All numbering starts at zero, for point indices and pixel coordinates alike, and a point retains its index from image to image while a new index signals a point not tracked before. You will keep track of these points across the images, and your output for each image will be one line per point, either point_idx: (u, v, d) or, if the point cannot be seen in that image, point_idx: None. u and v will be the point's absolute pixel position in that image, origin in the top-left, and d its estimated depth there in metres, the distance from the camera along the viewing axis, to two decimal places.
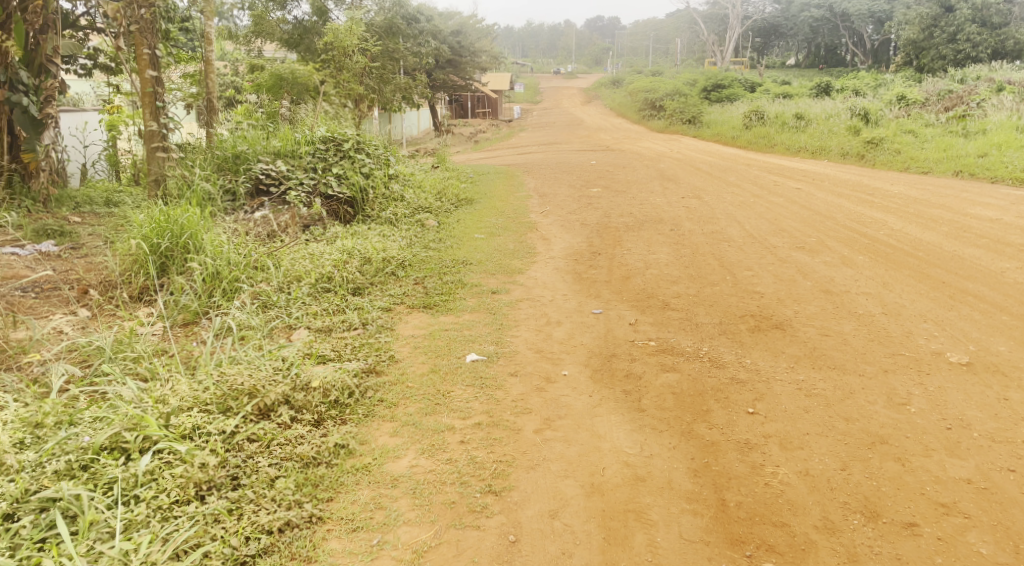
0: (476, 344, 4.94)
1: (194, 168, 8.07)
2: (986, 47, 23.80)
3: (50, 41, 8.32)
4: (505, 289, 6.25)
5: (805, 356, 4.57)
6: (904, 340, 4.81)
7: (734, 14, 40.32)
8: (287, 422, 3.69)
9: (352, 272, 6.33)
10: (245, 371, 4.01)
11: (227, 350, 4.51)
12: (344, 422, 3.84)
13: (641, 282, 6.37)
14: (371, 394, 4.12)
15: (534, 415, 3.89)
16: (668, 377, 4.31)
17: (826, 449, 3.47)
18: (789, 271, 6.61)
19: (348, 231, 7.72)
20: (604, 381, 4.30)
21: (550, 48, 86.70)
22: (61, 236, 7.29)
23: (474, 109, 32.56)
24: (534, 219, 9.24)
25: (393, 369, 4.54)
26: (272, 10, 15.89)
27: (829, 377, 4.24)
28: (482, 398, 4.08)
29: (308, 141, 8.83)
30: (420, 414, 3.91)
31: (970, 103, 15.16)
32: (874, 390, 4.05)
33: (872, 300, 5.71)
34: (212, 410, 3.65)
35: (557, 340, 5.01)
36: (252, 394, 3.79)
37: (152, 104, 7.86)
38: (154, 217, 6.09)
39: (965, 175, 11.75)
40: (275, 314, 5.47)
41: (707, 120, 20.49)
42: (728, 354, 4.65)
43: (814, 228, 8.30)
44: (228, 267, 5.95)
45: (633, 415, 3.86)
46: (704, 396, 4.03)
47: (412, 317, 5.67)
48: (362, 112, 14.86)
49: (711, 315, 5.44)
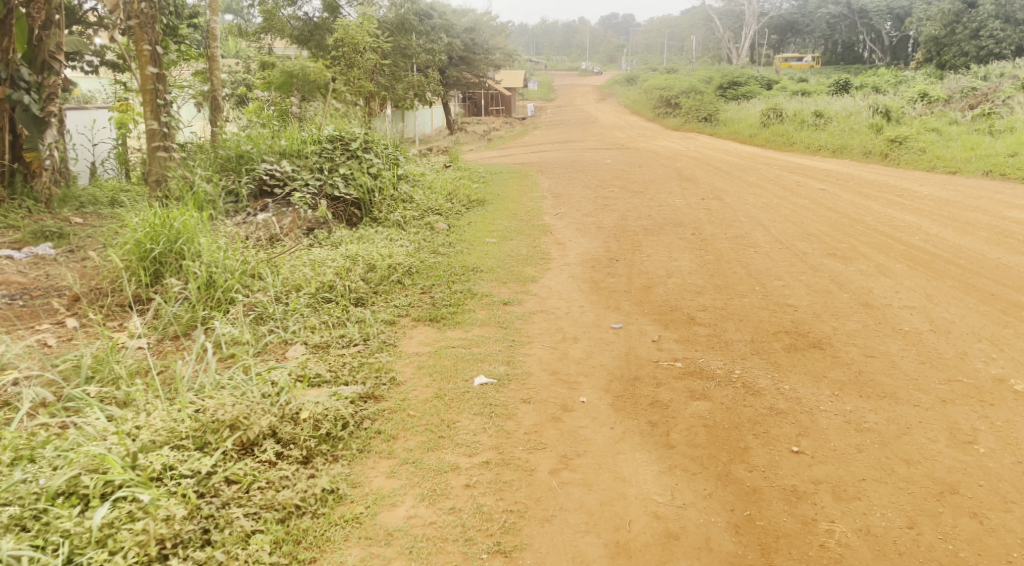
0: (486, 364, 4.51)
1: (196, 169, 7.69)
2: (1011, 43, 22.97)
3: (53, 38, 7.94)
4: (517, 300, 5.82)
5: (851, 382, 4.11)
6: (959, 364, 4.35)
7: (750, 11, 39.63)
8: (271, 460, 3.29)
9: (355, 280, 5.91)
10: (228, 399, 3.59)
11: (212, 372, 4.08)
12: (335, 460, 3.42)
13: (663, 292, 5.92)
14: (367, 425, 3.69)
15: (549, 452, 3.45)
16: (698, 406, 3.86)
17: (887, 501, 3.03)
18: (822, 280, 6.13)
19: (353, 235, 7.29)
20: (627, 410, 3.86)
21: (564, 46, 86.01)
22: (60, 239, 6.93)
23: (488, 107, 32.10)
24: (548, 221, 8.80)
25: (394, 394, 4.11)
26: (282, 6, 15.48)
27: (880, 407, 3.79)
28: (491, 430, 3.65)
29: (315, 141, 8.42)
30: (420, 450, 3.48)
31: (996, 101, 14.58)
32: (934, 425, 3.59)
33: (917, 315, 5.23)
34: (187, 446, 3.26)
35: (574, 360, 4.57)
36: (233, 426, 3.38)
37: (153, 101, 7.53)
38: (148, 220, 5.72)
39: (996, 175, 11.19)
40: (270, 327, 5.09)
41: (723, 119, 19.93)
42: (763, 379, 4.19)
43: (844, 233, 7.82)
44: (224, 274, 5.56)
45: (662, 453, 3.42)
46: (741, 431, 3.58)
47: (417, 331, 5.25)
48: (373, 109, 14.47)
49: (741, 331, 4.98)
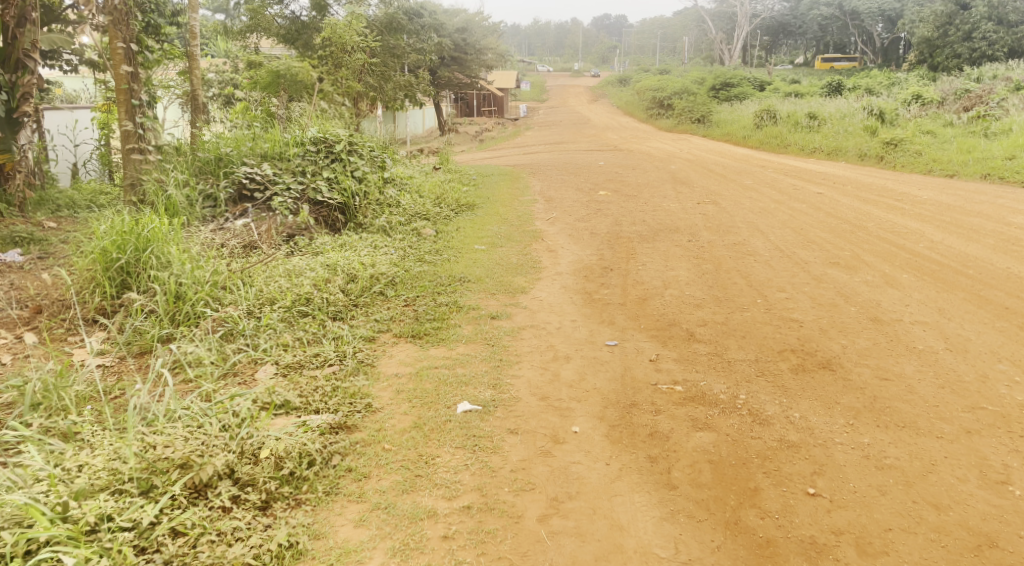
0: (470, 387, 4.16)
1: (173, 171, 7.31)
2: (1002, 45, 22.65)
3: (27, 35, 7.50)
4: (506, 313, 5.47)
5: (866, 408, 3.78)
6: (981, 387, 4.04)
7: (741, 12, 39.28)
8: (224, 506, 2.94)
9: (335, 292, 5.54)
10: (180, 435, 3.22)
11: (169, 398, 3.69)
12: (298, 505, 3.07)
13: (660, 305, 5.57)
14: (336, 462, 3.33)
15: (538, 495, 3.15)
16: (702, 438, 3.54)
17: (917, 557, 2.80)
18: (827, 292, 5.81)
19: (336, 243, 6.92)
20: (624, 442, 3.53)
21: (556, 47, 85.59)
22: (30, 245, 6.55)
23: (479, 108, 31.69)
24: (539, 227, 8.47)
25: (369, 423, 3.75)
26: (268, 4, 15.11)
27: (901, 439, 3.48)
28: (474, 467, 3.32)
29: (297, 143, 8.04)
30: (394, 492, 3.14)
31: (990, 102, 14.30)
32: (962, 461, 3.30)
33: (931, 332, 4.90)
34: (129, 491, 2.90)
35: (565, 383, 4.22)
36: (183, 466, 3.03)
37: (127, 102, 7.15)
38: (116, 227, 5.33)
39: (994, 179, 10.90)
40: (238, 345, 4.72)
41: (716, 120, 19.64)
42: (770, 405, 3.85)
43: (846, 240, 7.50)
44: (192, 287, 5.17)
45: (663, 496, 3.13)
46: (750, 467, 3.28)
47: (398, 349, 4.88)
48: (362, 110, 14.08)
49: (745, 349, 4.64)
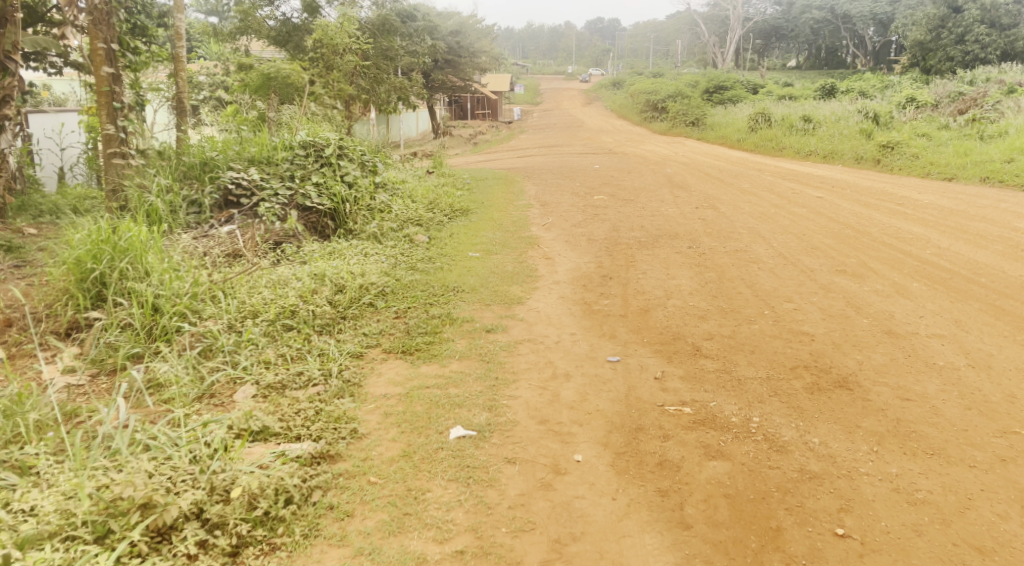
0: (464, 409, 3.86)
1: (156, 175, 6.95)
2: (995, 49, 22.65)
3: (9, 36, 7.04)
4: (501, 326, 5.17)
5: (890, 433, 3.51)
6: (1009, 409, 3.77)
7: (734, 16, 39.09)
8: (189, 554, 2.69)
9: (321, 304, 5.23)
10: (146, 469, 2.93)
11: (137, 425, 3.38)
12: (271, 551, 2.80)
13: (663, 317, 5.29)
14: (317, 499, 3.05)
15: (538, 536, 2.89)
16: (717, 467, 3.27)
17: None
18: (835, 302, 5.54)
19: (325, 251, 6.60)
20: (631, 473, 3.25)
21: (549, 49, 85.44)
22: (7, 252, 6.22)
23: (473, 110, 31.46)
24: (535, 233, 8.18)
25: (355, 451, 3.45)
26: (259, 6, 14.73)
27: (932, 467, 3.22)
28: (469, 503, 3.05)
29: (286, 146, 7.73)
30: (380, 536, 2.87)
31: (986, 105, 14.11)
32: (1000, 494, 3.05)
33: (949, 346, 4.64)
34: (83, 538, 2.64)
35: (566, 404, 3.93)
36: (145, 507, 2.76)
37: (109, 104, 6.79)
38: (92, 235, 4.99)
39: (994, 182, 10.67)
40: (216, 362, 4.41)
41: (710, 123, 19.42)
42: (786, 430, 3.57)
43: (851, 246, 7.23)
44: (170, 299, 4.83)
45: (676, 538, 2.88)
46: (770, 503, 3.03)
47: (387, 366, 4.58)
48: (354, 113, 13.76)
49: (755, 366, 4.37)
